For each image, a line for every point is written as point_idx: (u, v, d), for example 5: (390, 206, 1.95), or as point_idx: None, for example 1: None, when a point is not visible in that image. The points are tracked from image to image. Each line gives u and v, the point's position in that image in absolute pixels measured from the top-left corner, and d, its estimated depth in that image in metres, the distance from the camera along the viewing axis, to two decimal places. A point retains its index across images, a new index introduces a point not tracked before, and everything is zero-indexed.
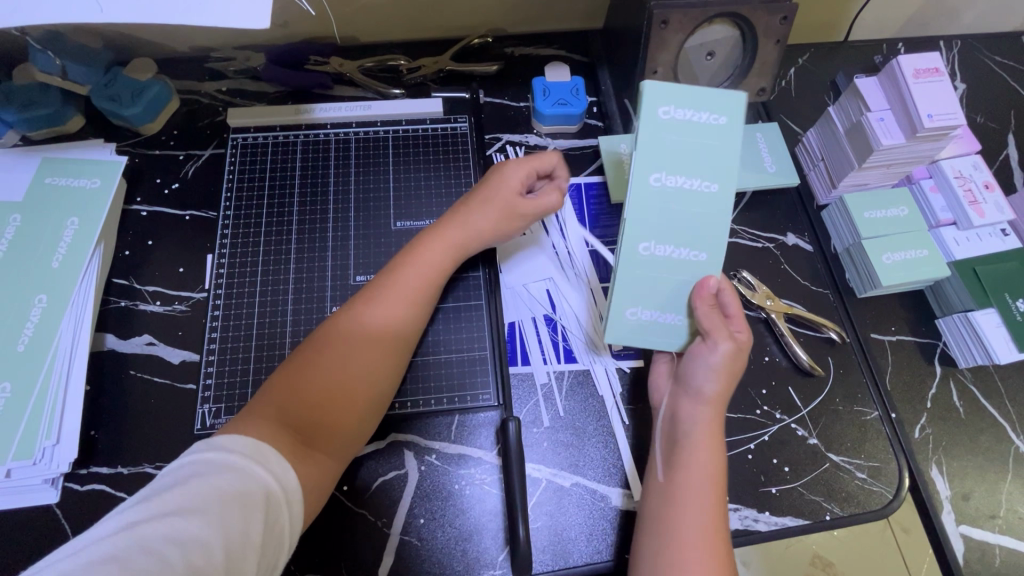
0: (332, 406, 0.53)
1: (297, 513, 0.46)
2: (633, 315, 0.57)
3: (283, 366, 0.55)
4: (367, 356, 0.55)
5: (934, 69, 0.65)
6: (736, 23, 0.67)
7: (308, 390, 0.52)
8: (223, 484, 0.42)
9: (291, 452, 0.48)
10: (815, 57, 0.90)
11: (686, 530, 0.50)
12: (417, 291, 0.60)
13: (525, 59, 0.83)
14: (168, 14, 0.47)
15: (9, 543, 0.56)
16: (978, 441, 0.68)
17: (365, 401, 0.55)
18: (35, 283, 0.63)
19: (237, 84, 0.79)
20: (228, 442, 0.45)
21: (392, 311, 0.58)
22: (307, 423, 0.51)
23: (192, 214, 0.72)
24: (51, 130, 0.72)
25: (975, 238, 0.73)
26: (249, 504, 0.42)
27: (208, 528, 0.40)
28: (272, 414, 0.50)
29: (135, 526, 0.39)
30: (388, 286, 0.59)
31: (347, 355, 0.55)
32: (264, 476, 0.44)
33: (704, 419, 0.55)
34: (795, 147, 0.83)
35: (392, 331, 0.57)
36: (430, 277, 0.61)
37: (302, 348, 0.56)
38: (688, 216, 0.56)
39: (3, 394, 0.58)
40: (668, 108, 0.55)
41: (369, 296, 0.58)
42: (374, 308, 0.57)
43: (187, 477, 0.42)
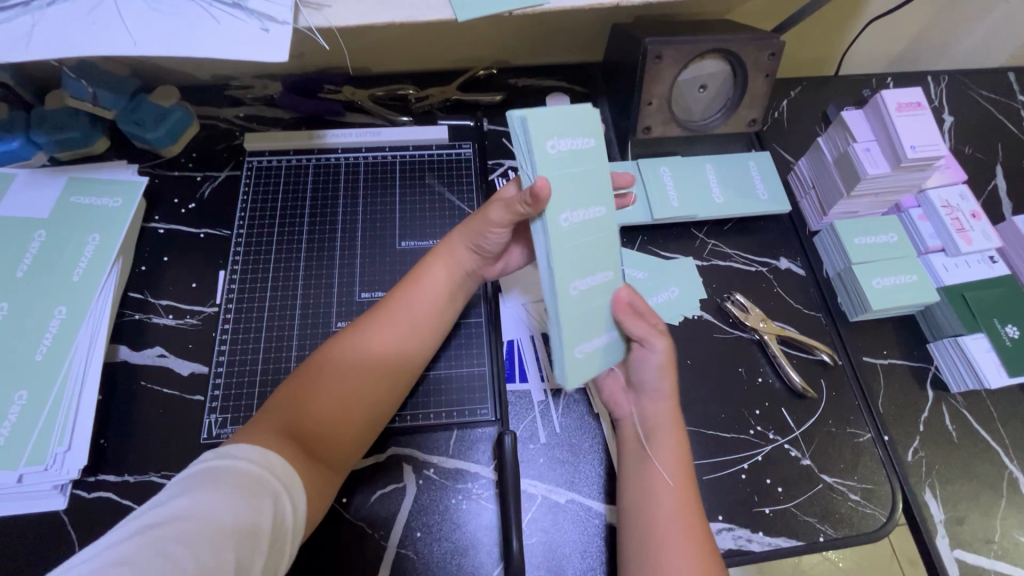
0: (335, 422, 0.55)
1: (299, 523, 0.47)
2: (582, 353, 0.52)
3: (293, 385, 0.56)
4: (373, 376, 0.57)
5: (917, 103, 0.69)
6: (727, 59, 0.71)
7: (314, 407, 0.54)
8: (236, 490, 0.43)
9: (296, 463, 0.49)
10: (807, 90, 0.94)
11: (666, 529, 0.52)
12: (422, 315, 0.62)
13: (527, 90, 0.87)
14: (206, 50, 0.52)
15: (17, 548, 0.58)
16: (971, 465, 0.68)
17: (367, 418, 0.57)
18: (56, 296, 0.66)
19: (255, 111, 0.84)
20: (237, 451, 0.46)
21: (402, 339, 0.60)
22: (310, 439, 0.53)
23: (207, 232, 0.75)
24: (77, 152, 0.76)
25: (963, 264, 0.75)
26: (260, 511, 0.43)
27: (222, 531, 0.40)
28: (277, 428, 0.51)
29: (149, 529, 0.39)
30: (394, 309, 0.61)
31: (354, 374, 0.56)
32: (275, 482, 0.46)
33: (666, 413, 0.58)
34: (787, 175, 0.85)
35: (396, 353, 0.59)
36: (433, 302, 0.62)
37: (307, 365, 0.57)
38: (595, 244, 0.51)
39: (20, 401, 0.60)
40: (554, 140, 0.49)
41: (375, 318, 0.60)
42: (385, 334, 0.60)
43: (197, 484, 0.43)
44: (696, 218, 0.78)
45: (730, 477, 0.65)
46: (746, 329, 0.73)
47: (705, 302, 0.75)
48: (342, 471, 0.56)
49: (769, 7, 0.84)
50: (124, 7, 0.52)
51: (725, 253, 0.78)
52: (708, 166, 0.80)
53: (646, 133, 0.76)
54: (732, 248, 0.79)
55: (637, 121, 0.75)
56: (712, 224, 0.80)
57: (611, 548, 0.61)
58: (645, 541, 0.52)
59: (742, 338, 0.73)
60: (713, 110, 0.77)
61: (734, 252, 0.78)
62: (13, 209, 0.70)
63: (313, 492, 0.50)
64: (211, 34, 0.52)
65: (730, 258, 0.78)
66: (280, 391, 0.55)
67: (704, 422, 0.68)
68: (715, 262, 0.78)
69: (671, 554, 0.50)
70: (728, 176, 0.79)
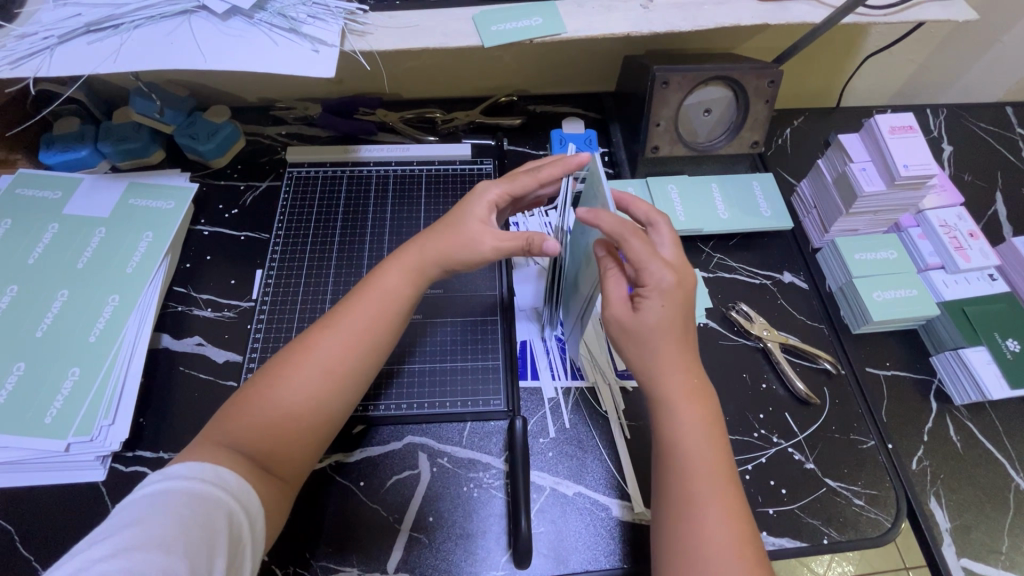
0: (284, 433, 0.53)
1: (259, 539, 0.48)
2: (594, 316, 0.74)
3: (241, 394, 0.54)
4: (320, 386, 0.54)
5: (909, 127, 0.73)
6: (729, 85, 0.77)
7: (264, 417, 0.52)
8: (186, 512, 0.43)
9: (249, 477, 0.49)
10: (809, 119, 0.99)
11: (708, 522, 0.49)
12: (375, 323, 0.58)
13: (545, 116, 0.95)
14: (267, 65, 0.59)
15: (58, 514, 0.62)
16: (975, 475, 0.69)
17: (318, 428, 0.55)
18: (110, 285, 0.72)
19: (295, 129, 0.92)
20: (184, 469, 0.46)
21: (347, 340, 0.57)
22: (260, 451, 0.51)
23: (248, 234, 0.82)
24: (136, 161, 0.85)
25: (963, 281, 0.78)
26: (215, 530, 0.43)
27: (172, 558, 0.40)
28: (226, 440, 0.50)
29: (96, 563, 0.38)
30: (350, 315, 0.58)
31: (301, 385, 0.54)
32: (227, 499, 0.46)
33: (680, 370, 0.55)
34: (790, 196, 0.90)
35: (349, 365, 0.56)
36: (386, 307, 0.59)
37: (259, 375, 0.55)
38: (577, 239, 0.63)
39: (72, 377, 0.66)
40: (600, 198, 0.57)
41: (328, 325, 0.57)
42: (332, 336, 0.56)
43: (144, 511, 0.42)
44: (702, 233, 0.82)
45: None
46: (751, 337, 0.76)
47: (710, 310, 0.78)
48: (299, 478, 0.55)
49: (771, 42, 0.91)
50: (198, 30, 0.60)
51: (731, 266, 0.81)
52: (713, 185, 0.85)
53: (654, 152, 0.82)
54: (736, 261, 0.83)
55: (646, 141, 0.81)
56: (717, 239, 0.84)
57: (617, 542, 0.62)
58: (678, 516, 0.50)
59: (746, 345, 0.76)
60: (717, 134, 0.83)
61: (739, 266, 0.82)
62: (77, 209, 0.78)
63: (268, 509, 0.50)
64: (271, 53, 0.60)
65: (735, 271, 0.82)
66: (232, 399, 0.54)
67: None
68: (720, 274, 0.82)
69: (713, 521, 0.49)
70: (733, 195, 0.84)
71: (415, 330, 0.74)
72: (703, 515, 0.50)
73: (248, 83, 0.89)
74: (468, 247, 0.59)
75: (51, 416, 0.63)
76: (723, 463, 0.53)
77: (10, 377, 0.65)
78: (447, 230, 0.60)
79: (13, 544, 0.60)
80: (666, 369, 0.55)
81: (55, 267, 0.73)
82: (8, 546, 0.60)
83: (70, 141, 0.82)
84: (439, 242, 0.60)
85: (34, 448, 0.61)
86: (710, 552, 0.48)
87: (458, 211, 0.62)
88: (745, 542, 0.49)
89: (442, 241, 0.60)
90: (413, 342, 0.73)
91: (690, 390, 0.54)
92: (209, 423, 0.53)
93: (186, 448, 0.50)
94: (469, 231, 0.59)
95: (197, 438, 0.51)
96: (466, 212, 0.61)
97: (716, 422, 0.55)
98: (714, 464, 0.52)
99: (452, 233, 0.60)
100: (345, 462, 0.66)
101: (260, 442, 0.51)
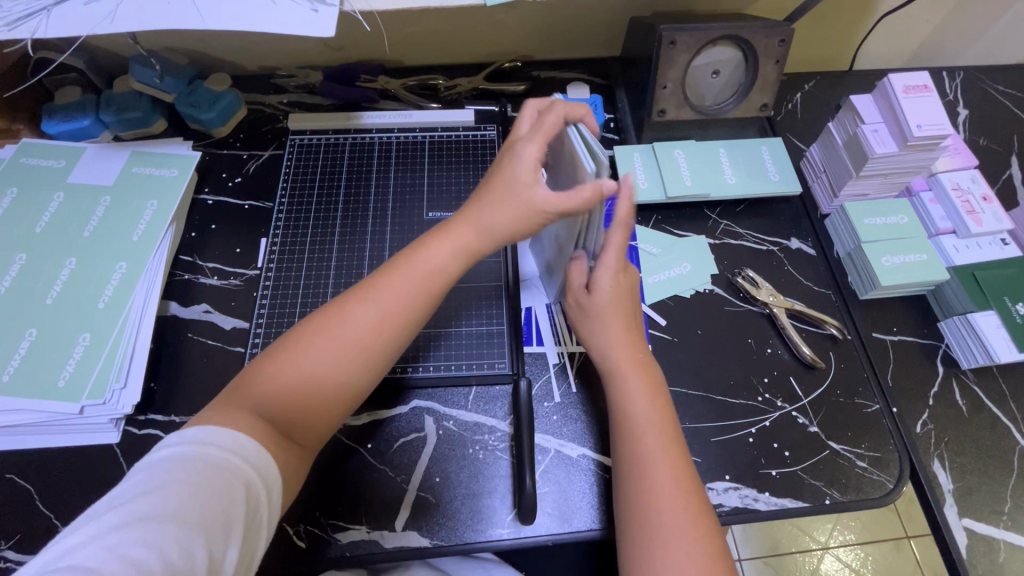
0: (313, 405, 0.53)
1: (276, 504, 0.48)
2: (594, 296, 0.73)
3: (271, 356, 0.54)
4: (354, 362, 0.55)
5: (924, 86, 0.71)
6: (738, 45, 0.75)
7: (290, 381, 0.53)
8: (201, 482, 0.42)
9: (267, 445, 0.48)
10: (820, 83, 0.97)
11: (662, 486, 0.53)
12: (411, 301, 0.57)
13: (549, 82, 0.93)
14: (262, 23, 0.58)
15: (74, 473, 0.63)
16: (980, 438, 0.69)
17: (338, 400, 0.54)
18: (118, 253, 0.73)
19: (297, 97, 0.91)
20: (202, 435, 0.45)
21: (383, 318, 0.56)
22: (286, 419, 0.52)
23: (252, 203, 0.82)
24: (138, 131, 0.84)
25: (974, 245, 0.77)
26: (231, 502, 0.43)
27: (189, 530, 0.40)
28: (253, 405, 0.51)
29: (108, 533, 0.38)
30: (389, 290, 0.57)
31: (336, 357, 0.54)
32: (245, 469, 0.45)
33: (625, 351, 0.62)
34: (799, 162, 0.88)
35: (382, 343, 0.56)
36: (424, 283, 0.58)
37: (290, 341, 0.55)
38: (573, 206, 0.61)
39: (83, 343, 0.67)
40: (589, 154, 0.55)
41: (366, 299, 0.56)
42: (369, 311, 0.56)
43: (159, 479, 0.42)
44: (709, 199, 0.81)
45: (737, 440, 0.67)
46: (757, 303, 0.76)
47: (716, 277, 0.78)
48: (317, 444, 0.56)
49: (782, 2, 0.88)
50: None
51: (737, 232, 0.81)
52: (721, 150, 0.83)
53: (661, 116, 0.80)
54: (743, 228, 0.82)
55: (652, 104, 0.79)
56: (724, 206, 0.83)
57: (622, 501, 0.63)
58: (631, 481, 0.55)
59: (752, 311, 0.75)
60: (725, 97, 0.81)
61: (746, 232, 0.81)
62: (81, 177, 0.78)
63: (284, 480, 0.49)
64: (268, 11, 0.59)
65: (741, 237, 0.81)
66: (255, 360, 0.55)
67: (714, 388, 0.70)
68: (726, 240, 0.81)
69: (659, 470, 0.54)
70: (741, 159, 0.83)
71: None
72: (659, 480, 0.54)
73: (248, 51, 0.88)
74: (526, 215, 0.56)
75: (64, 380, 0.64)
76: (668, 424, 0.58)
77: (23, 343, 0.66)
78: (502, 194, 0.58)
79: (33, 502, 0.62)
80: (612, 348, 0.63)
81: (62, 236, 0.73)
82: (27, 504, 0.62)
83: (71, 111, 0.81)
84: (499, 214, 0.57)
85: (50, 411, 0.63)
86: (665, 515, 0.52)
87: (501, 172, 0.58)
88: (695, 498, 0.53)
89: (503, 212, 0.57)
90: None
91: (637, 366, 0.62)
92: (232, 382, 0.53)
93: (207, 409, 0.49)
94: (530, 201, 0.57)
95: (218, 399, 0.51)
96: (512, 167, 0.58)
97: (660, 392, 0.61)
98: (659, 424, 0.58)
99: (512, 200, 0.57)
100: (352, 425, 0.67)
101: (285, 405, 0.52)
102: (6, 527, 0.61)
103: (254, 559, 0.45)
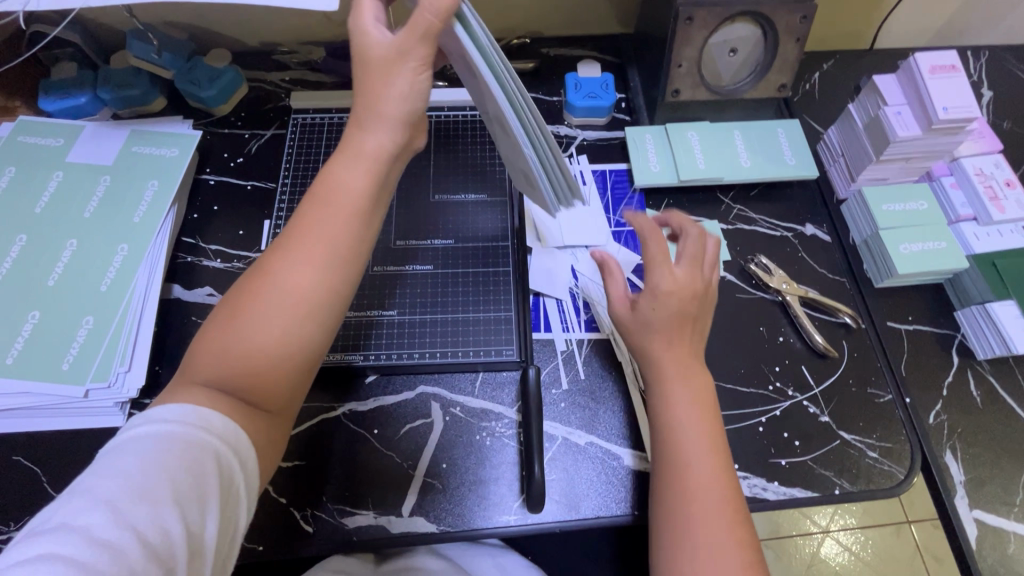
0: (257, 371, 0.45)
1: (256, 474, 0.46)
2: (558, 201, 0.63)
3: (209, 327, 0.48)
4: (286, 315, 0.46)
5: (951, 66, 0.69)
6: (757, 21, 0.73)
7: (226, 346, 0.46)
8: (173, 464, 0.40)
9: (233, 414, 0.45)
10: (840, 62, 0.93)
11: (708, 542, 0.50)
12: (344, 234, 0.48)
13: (559, 59, 0.90)
14: None
15: (82, 456, 0.63)
16: (993, 430, 0.68)
17: (287, 359, 0.46)
18: (119, 234, 0.71)
19: (299, 74, 0.88)
20: (168, 412, 0.43)
21: (308, 259, 0.47)
22: (240, 389, 0.46)
23: (254, 184, 0.80)
24: (137, 109, 0.82)
25: (995, 233, 0.75)
26: (205, 482, 0.41)
27: (164, 511, 0.38)
28: (201, 379, 0.45)
29: (79, 516, 0.37)
30: (308, 228, 0.48)
31: (264, 312, 0.46)
32: (213, 441, 0.42)
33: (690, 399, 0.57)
34: (816, 145, 0.86)
35: (312, 286, 0.46)
36: (345, 206, 0.48)
37: (225, 308, 0.48)
38: (482, 90, 0.54)
39: (86, 326, 0.66)
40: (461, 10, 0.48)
41: (286, 243, 0.48)
42: (290, 258, 0.47)
43: (130, 462, 0.39)
44: (722, 182, 0.79)
45: (747, 429, 0.66)
46: (769, 291, 0.74)
47: (729, 263, 0.76)
48: (291, 410, 0.50)
49: None
50: None
51: (751, 217, 0.79)
52: (736, 132, 0.81)
53: (675, 97, 0.78)
54: (757, 213, 0.80)
55: (666, 84, 0.77)
56: (738, 189, 0.81)
57: (628, 489, 0.63)
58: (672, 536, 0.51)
59: (764, 299, 0.74)
60: (742, 76, 0.79)
61: (760, 218, 0.79)
62: (80, 156, 0.76)
63: (259, 449, 0.47)
64: None
65: (755, 223, 0.79)
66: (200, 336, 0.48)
67: (725, 376, 0.69)
68: (740, 226, 0.79)
69: (712, 528, 0.50)
70: (757, 142, 0.80)
71: (398, 281, 0.72)
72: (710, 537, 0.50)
73: (249, 25, 0.85)
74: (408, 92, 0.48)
75: (69, 363, 0.64)
76: (714, 434, 0.56)
77: (26, 325, 0.65)
78: (370, 71, 0.48)
79: (41, 485, 0.62)
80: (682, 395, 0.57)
81: (62, 217, 0.72)
82: (36, 487, 0.62)
83: (69, 87, 0.79)
84: (387, 90, 0.48)
85: (54, 394, 0.62)
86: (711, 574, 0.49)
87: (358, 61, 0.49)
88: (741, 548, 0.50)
89: (388, 89, 0.48)
90: (391, 293, 0.71)
91: (700, 406, 0.56)
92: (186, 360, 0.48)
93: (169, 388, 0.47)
94: (406, 67, 0.48)
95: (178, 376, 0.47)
96: (360, 44, 0.49)
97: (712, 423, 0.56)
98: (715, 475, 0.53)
99: (384, 67, 0.48)
100: (358, 410, 0.67)
101: (230, 374, 0.45)
102: (13, 510, 0.61)
103: (237, 531, 0.44)
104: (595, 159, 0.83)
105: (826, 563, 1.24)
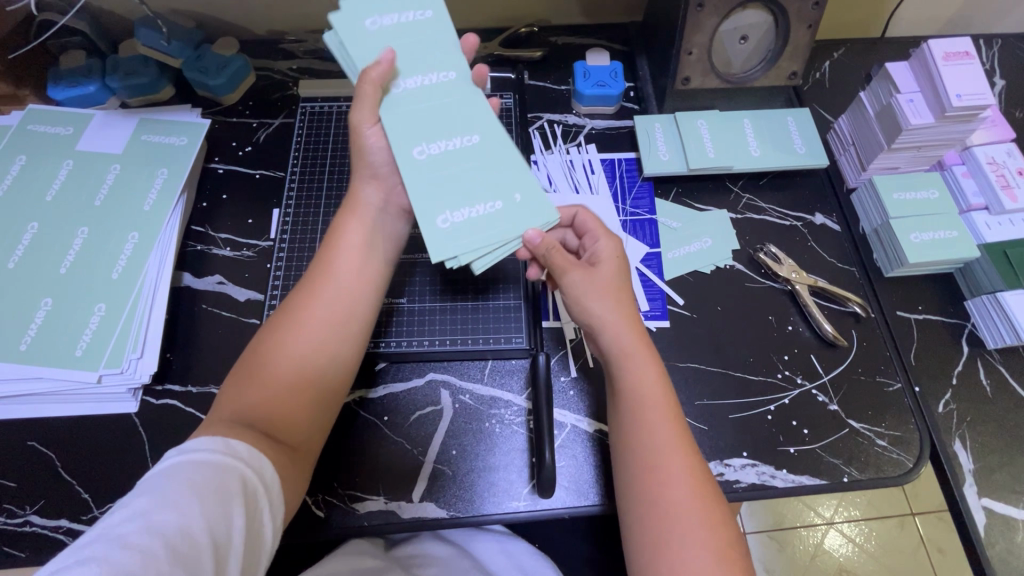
0: (297, 401, 0.51)
1: (278, 502, 0.45)
2: (446, 221, 0.54)
3: (241, 371, 0.52)
4: (323, 347, 0.53)
5: (965, 53, 0.68)
6: (768, 8, 0.72)
7: (256, 376, 0.50)
8: (201, 477, 0.40)
9: (258, 445, 0.46)
10: (850, 51, 0.93)
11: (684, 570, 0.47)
12: (356, 276, 0.56)
13: (567, 48, 0.90)
14: None
15: (94, 440, 0.64)
16: (1003, 419, 0.68)
17: (324, 385, 0.53)
18: (130, 222, 0.72)
19: (307, 63, 0.88)
20: (197, 442, 0.43)
21: (339, 295, 0.54)
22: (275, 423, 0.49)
23: (262, 173, 0.80)
24: (146, 98, 0.82)
25: (1007, 222, 0.74)
26: (230, 495, 0.41)
27: (193, 518, 0.38)
28: (237, 417, 0.48)
29: (109, 527, 0.36)
30: (331, 271, 0.55)
31: (304, 344, 0.52)
32: (238, 464, 0.43)
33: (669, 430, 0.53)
34: (827, 134, 0.85)
35: (341, 320, 0.54)
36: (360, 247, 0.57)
37: (256, 350, 0.52)
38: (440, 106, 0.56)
39: (99, 313, 0.66)
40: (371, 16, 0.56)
41: (313, 286, 0.54)
42: (322, 295, 0.54)
43: (158, 480, 0.40)
44: (732, 171, 0.79)
45: (756, 417, 0.67)
46: (778, 280, 0.74)
47: (737, 252, 0.76)
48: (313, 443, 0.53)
49: None
50: None
51: (760, 206, 0.78)
52: (746, 120, 0.80)
53: (685, 84, 0.77)
54: (766, 202, 0.79)
55: (676, 72, 0.76)
56: (747, 178, 0.81)
57: None
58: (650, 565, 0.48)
59: (772, 288, 0.74)
60: (752, 64, 0.78)
61: (769, 206, 0.79)
62: (90, 145, 0.76)
63: (285, 477, 0.47)
64: None
65: (764, 212, 0.79)
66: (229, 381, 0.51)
67: (734, 365, 0.69)
68: (749, 215, 0.79)
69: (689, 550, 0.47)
70: (766, 129, 0.80)
71: (407, 269, 0.73)
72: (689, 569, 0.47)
73: (256, 14, 0.85)
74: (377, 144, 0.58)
75: (82, 349, 0.64)
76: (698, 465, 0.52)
77: (39, 312, 0.66)
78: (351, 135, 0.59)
79: (54, 469, 0.62)
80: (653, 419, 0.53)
81: (73, 205, 0.72)
82: (49, 471, 0.62)
83: (77, 76, 0.79)
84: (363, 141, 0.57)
85: (68, 380, 0.63)
86: None
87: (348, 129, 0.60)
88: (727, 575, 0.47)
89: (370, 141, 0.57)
90: (402, 279, 0.72)
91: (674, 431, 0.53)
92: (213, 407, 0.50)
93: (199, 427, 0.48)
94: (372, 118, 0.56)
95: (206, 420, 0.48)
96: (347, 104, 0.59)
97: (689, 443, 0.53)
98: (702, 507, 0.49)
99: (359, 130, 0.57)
100: (369, 398, 0.67)
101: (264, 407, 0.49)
102: (28, 493, 0.61)
103: (263, 553, 0.43)
104: (603, 148, 0.83)
105: (830, 555, 1.25)
